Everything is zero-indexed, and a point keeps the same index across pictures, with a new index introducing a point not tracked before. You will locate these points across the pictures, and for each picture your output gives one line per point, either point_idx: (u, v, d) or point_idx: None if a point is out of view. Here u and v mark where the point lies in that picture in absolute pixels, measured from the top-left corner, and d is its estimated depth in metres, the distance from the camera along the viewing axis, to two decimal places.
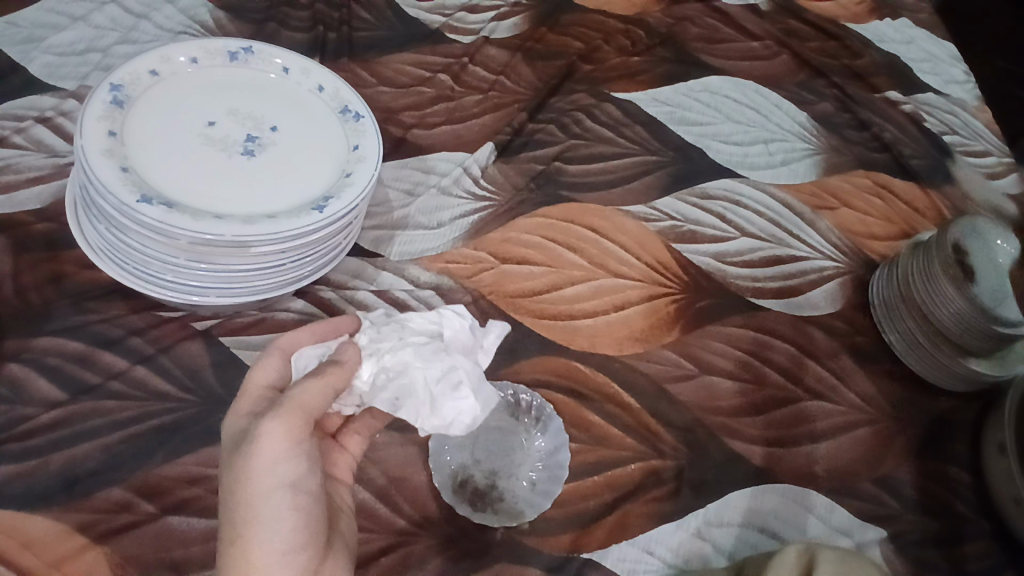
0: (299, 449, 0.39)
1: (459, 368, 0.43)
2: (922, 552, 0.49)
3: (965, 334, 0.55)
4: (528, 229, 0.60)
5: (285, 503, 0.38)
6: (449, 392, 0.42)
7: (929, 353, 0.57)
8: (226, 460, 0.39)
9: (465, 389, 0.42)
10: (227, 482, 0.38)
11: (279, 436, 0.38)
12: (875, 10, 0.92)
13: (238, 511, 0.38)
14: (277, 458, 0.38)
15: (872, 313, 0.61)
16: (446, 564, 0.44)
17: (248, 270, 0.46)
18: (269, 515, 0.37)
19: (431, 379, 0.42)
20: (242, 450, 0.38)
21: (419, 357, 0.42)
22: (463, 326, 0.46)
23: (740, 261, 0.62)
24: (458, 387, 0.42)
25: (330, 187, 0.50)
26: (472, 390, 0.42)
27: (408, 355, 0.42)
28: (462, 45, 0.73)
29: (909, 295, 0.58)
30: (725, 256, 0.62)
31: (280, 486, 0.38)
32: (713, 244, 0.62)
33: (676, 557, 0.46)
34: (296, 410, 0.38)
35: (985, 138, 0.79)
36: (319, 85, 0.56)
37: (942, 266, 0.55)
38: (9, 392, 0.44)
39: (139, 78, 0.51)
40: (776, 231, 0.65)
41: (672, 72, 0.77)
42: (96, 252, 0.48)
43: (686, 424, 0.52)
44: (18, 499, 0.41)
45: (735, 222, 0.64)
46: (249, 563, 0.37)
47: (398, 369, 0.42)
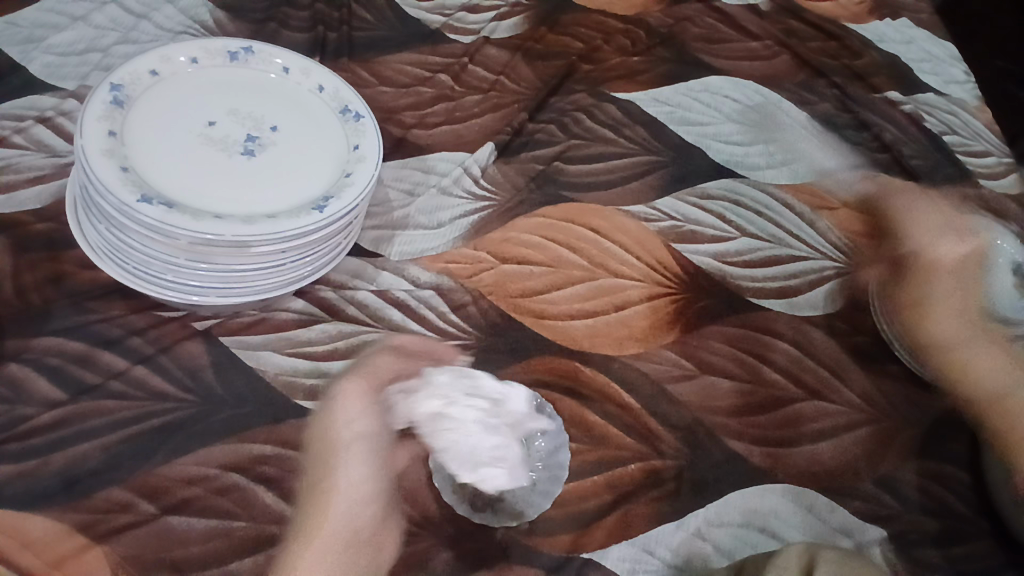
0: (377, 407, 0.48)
1: (511, 443, 0.47)
2: (926, 553, 0.49)
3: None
4: (528, 229, 0.60)
5: (363, 451, 0.45)
6: (490, 462, 0.46)
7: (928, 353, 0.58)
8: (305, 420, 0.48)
9: (505, 465, 0.46)
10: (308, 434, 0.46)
11: (358, 393, 0.48)
12: (875, 10, 0.92)
13: (321, 457, 0.45)
14: (357, 411, 0.47)
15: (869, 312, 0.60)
16: (446, 565, 0.43)
17: (248, 270, 0.46)
18: (351, 457, 0.45)
19: (481, 446, 0.47)
20: (325, 405, 0.47)
21: (479, 422, 0.47)
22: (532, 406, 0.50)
23: (736, 265, 0.62)
24: (501, 460, 0.47)
25: (330, 187, 0.50)
26: (513, 466, 0.47)
27: (465, 416, 0.48)
28: (462, 45, 0.73)
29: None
30: (722, 258, 0.62)
31: (358, 435, 0.46)
32: (712, 247, 0.62)
33: (676, 557, 0.46)
34: (370, 375, 0.49)
35: (985, 138, 0.80)
36: (319, 85, 0.56)
37: None
38: (9, 392, 0.44)
39: (139, 78, 0.51)
40: (775, 233, 0.65)
41: (672, 72, 0.77)
42: (96, 252, 0.48)
43: (686, 424, 0.52)
44: (18, 499, 0.41)
45: (735, 225, 0.64)
46: (329, 500, 0.43)
47: (454, 422, 0.47)
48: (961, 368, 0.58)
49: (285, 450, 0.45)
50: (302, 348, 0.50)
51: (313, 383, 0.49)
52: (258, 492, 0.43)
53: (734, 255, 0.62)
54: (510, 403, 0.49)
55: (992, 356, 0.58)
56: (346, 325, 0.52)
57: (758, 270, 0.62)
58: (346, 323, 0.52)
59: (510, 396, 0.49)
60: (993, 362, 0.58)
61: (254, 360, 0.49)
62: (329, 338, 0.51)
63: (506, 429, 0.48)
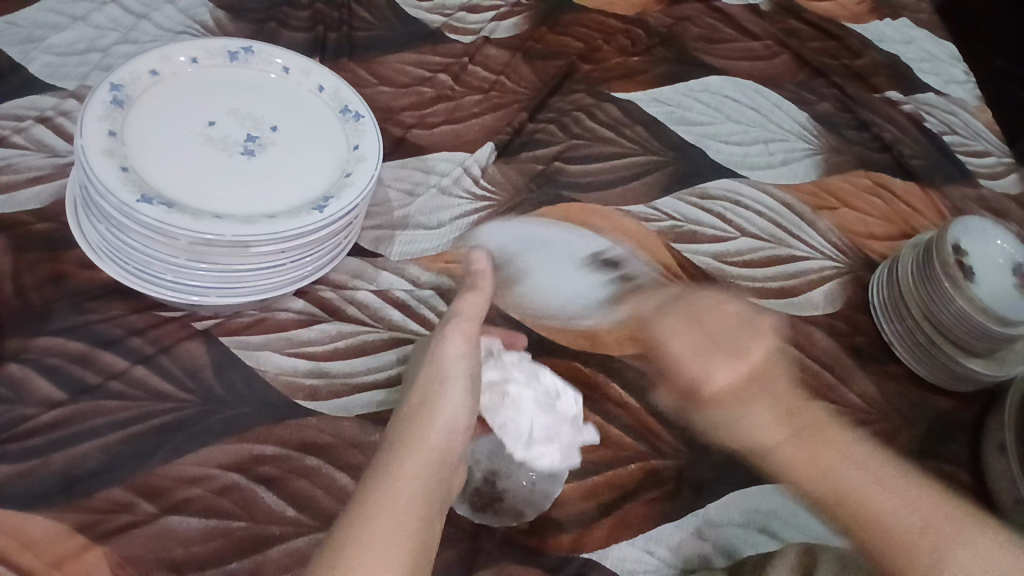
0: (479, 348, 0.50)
1: (564, 427, 0.48)
2: None
3: (965, 335, 0.56)
4: (528, 229, 0.60)
5: (463, 387, 0.47)
6: (543, 441, 0.47)
7: (929, 353, 0.57)
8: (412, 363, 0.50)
9: (557, 445, 0.48)
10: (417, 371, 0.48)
11: (466, 328, 0.50)
12: (875, 10, 0.92)
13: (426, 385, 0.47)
14: (460, 349, 0.49)
15: (871, 317, 0.60)
16: (445, 565, 0.43)
17: (248, 270, 0.46)
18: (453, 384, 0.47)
19: (534, 425, 0.48)
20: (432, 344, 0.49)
21: (536, 403, 0.49)
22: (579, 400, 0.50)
23: (649, 287, 0.58)
24: (553, 441, 0.48)
25: (330, 187, 0.50)
26: (564, 447, 0.48)
27: (525, 395, 0.49)
28: (462, 45, 0.73)
29: (908, 296, 0.58)
30: (578, 296, 0.56)
31: (462, 373, 0.47)
32: (557, 282, 0.57)
33: (676, 557, 0.46)
34: (474, 315, 0.51)
35: (985, 138, 0.80)
36: (320, 85, 0.56)
37: (942, 267, 0.56)
38: (9, 392, 0.44)
39: (139, 78, 0.51)
40: (613, 247, 0.60)
41: (672, 72, 0.77)
42: (96, 252, 0.48)
43: (686, 425, 0.52)
44: (18, 499, 0.41)
45: (574, 247, 0.59)
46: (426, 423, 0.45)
47: (512, 401, 0.48)
48: (795, 454, 0.50)
49: (285, 450, 0.45)
50: (302, 348, 0.50)
51: (314, 382, 0.49)
52: (258, 492, 0.44)
53: (591, 283, 0.57)
54: (563, 393, 0.50)
55: (830, 452, 0.49)
56: (346, 325, 0.52)
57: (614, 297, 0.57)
58: (346, 323, 0.52)
59: (564, 386, 0.50)
60: (815, 458, 0.49)
61: (254, 360, 0.49)
62: (329, 337, 0.51)
63: (558, 414, 0.49)
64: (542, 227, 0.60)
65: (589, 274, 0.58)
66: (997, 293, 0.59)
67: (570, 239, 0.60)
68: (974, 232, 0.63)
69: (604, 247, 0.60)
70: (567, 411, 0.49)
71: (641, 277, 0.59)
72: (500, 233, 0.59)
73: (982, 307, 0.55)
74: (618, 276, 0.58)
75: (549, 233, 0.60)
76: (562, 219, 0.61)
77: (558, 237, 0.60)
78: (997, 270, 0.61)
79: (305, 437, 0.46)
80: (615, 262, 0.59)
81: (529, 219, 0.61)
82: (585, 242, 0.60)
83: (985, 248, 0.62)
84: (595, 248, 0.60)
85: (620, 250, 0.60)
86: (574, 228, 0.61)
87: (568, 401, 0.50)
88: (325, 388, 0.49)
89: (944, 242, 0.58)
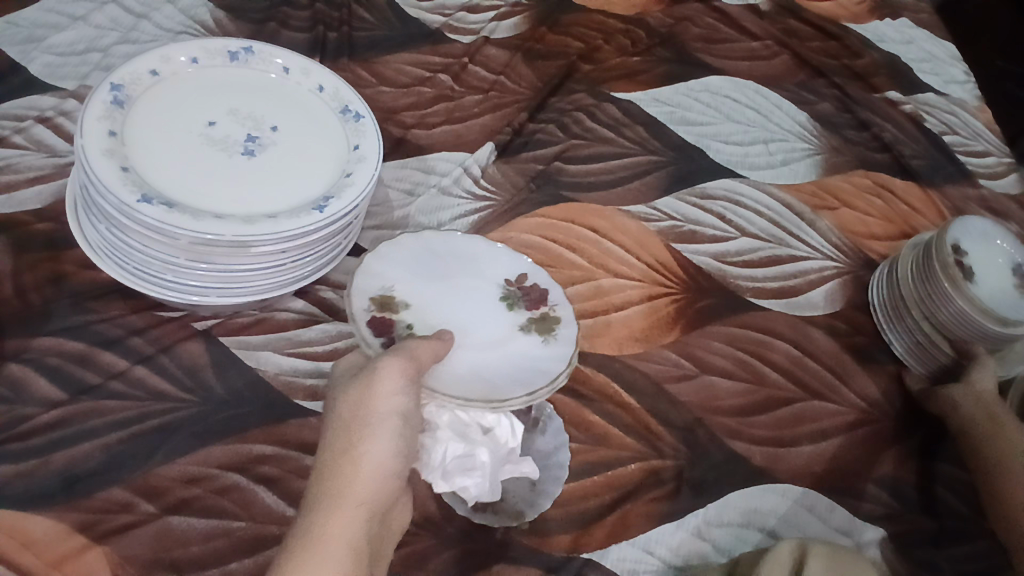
0: (416, 390, 0.39)
1: (486, 456, 0.42)
2: (924, 553, 0.49)
3: (966, 336, 0.55)
4: (529, 229, 0.60)
5: (399, 427, 0.38)
6: (462, 472, 0.42)
7: (920, 347, 0.57)
8: (337, 394, 0.39)
9: (479, 474, 0.43)
10: (342, 411, 0.38)
11: (398, 372, 0.38)
12: (875, 10, 0.92)
13: (351, 425, 0.37)
14: (394, 389, 0.38)
15: (873, 313, 0.61)
16: (446, 563, 0.43)
17: (248, 269, 0.46)
18: (381, 433, 0.37)
19: (449, 455, 0.42)
20: (361, 380, 0.38)
21: (460, 437, 0.42)
22: (518, 428, 0.44)
23: (568, 340, 0.46)
24: (474, 471, 0.43)
25: (331, 187, 0.50)
26: (487, 476, 0.43)
27: (444, 421, 0.42)
28: (462, 45, 0.73)
29: (903, 288, 0.58)
30: (505, 354, 0.45)
31: (394, 413, 0.38)
32: (479, 339, 0.46)
33: (676, 557, 0.46)
34: (414, 355, 0.40)
35: (985, 138, 0.80)
36: (320, 85, 0.56)
37: (941, 267, 0.55)
38: (9, 393, 0.44)
39: (139, 78, 0.50)
40: (534, 273, 0.50)
41: (672, 72, 0.77)
42: (95, 251, 0.48)
43: (686, 424, 0.52)
44: (17, 499, 0.41)
45: (482, 271, 0.49)
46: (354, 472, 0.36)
47: (430, 425, 0.42)
48: (1004, 454, 0.51)
49: (285, 450, 0.46)
50: (302, 348, 0.50)
51: (314, 382, 0.49)
52: (259, 492, 0.44)
53: (509, 323, 0.47)
54: (495, 420, 0.43)
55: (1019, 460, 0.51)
56: (346, 325, 0.52)
57: (539, 346, 0.46)
58: (346, 323, 0.52)
59: (501, 416, 0.43)
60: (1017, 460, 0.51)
61: (254, 360, 0.49)
62: (330, 338, 0.51)
63: (484, 440, 0.43)
64: (433, 250, 0.49)
65: (508, 312, 0.47)
66: (987, 288, 0.59)
67: (472, 264, 0.50)
68: (969, 226, 0.62)
69: (520, 270, 0.50)
70: (497, 436, 0.43)
71: (561, 309, 0.48)
72: (378, 259, 0.47)
73: (983, 308, 0.54)
74: (543, 313, 0.47)
75: (443, 262, 0.49)
76: (447, 234, 0.50)
77: (454, 265, 0.49)
78: (987, 264, 0.61)
79: (306, 437, 0.46)
80: (539, 291, 0.48)
81: (417, 235, 0.49)
82: (498, 265, 0.50)
83: (977, 241, 0.62)
84: (510, 271, 0.50)
85: (540, 276, 0.49)
86: (470, 249, 0.50)
87: (503, 431, 0.43)
88: (325, 387, 0.49)
89: (944, 241, 0.56)
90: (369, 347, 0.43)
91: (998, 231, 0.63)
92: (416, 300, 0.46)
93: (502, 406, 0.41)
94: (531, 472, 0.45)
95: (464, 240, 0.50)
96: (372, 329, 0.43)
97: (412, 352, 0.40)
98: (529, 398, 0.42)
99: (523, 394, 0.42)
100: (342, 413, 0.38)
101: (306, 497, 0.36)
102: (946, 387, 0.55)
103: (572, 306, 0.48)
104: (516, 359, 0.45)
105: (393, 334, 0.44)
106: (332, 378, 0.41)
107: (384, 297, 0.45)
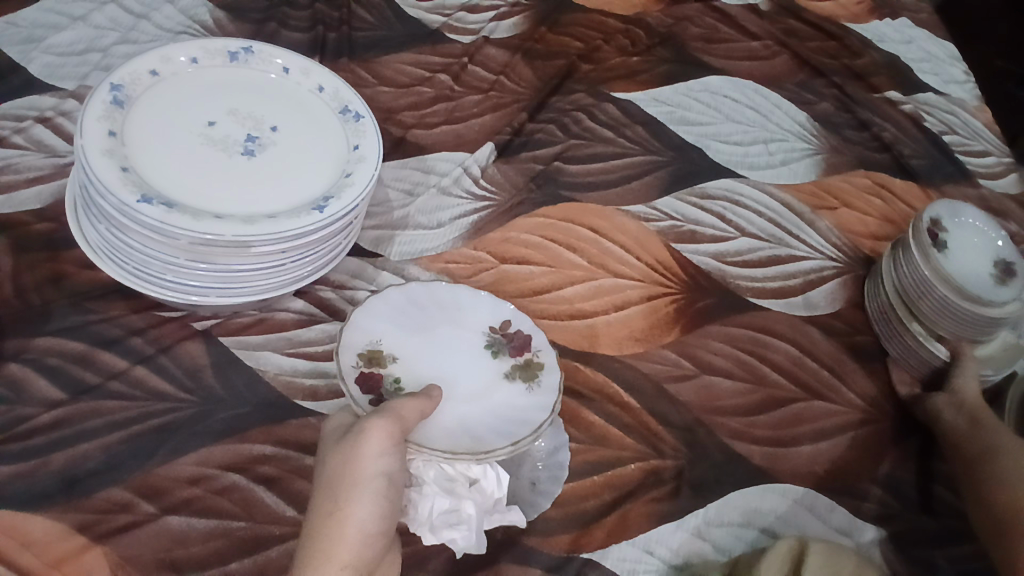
0: (402, 451, 0.40)
1: (473, 508, 0.42)
2: (923, 552, 0.49)
3: (942, 318, 0.54)
4: (529, 229, 0.60)
5: (383, 489, 0.38)
6: (449, 525, 0.42)
7: (898, 335, 0.57)
8: (327, 454, 0.39)
9: (466, 527, 0.42)
10: (330, 472, 0.38)
11: (385, 434, 0.39)
12: (875, 10, 0.92)
13: (339, 486, 0.38)
14: (379, 450, 0.38)
15: (864, 308, 0.61)
16: (446, 563, 0.43)
17: (247, 271, 0.46)
18: (368, 492, 0.38)
19: (436, 509, 0.41)
20: (348, 440, 0.39)
21: (444, 491, 0.41)
22: (505, 479, 0.43)
23: (555, 386, 0.46)
24: (461, 524, 0.42)
25: (331, 187, 0.50)
26: (475, 528, 0.42)
27: (429, 475, 0.41)
28: (462, 45, 0.73)
29: (886, 277, 0.59)
30: (490, 406, 0.45)
31: (379, 474, 0.38)
32: (465, 391, 0.46)
33: (676, 557, 0.46)
34: (400, 415, 0.40)
35: (985, 138, 0.80)
36: (320, 85, 0.56)
37: (919, 256, 0.55)
38: (9, 393, 0.44)
39: (139, 77, 0.50)
40: (518, 318, 0.49)
41: (672, 72, 0.77)
42: (95, 252, 0.47)
43: (686, 424, 0.52)
44: (17, 499, 0.41)
45: (467, 321, 0.49)
46: (340, 533, 0.37)
47: (416, 480, 0.42)
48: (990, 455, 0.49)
49: (284, 449, 0.46)
50: (302, 348, 0.50)
51: (314, 382, 0.49)
52: (258, 492, 0.44)
53: (493, 371, 0.47)
54: (481, 471, 0.42)
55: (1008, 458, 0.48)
56: None
57: (524, 394, 0.46)
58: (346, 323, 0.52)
59: (485, 468, 0.43)
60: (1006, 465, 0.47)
61: (254, 359, 0.49)
62: (329, 338, 0.51)
63: (470, 492, 0.42)
64: (419, 301, 0.49)
65: (492, 359, 0.47)
66: (973, 281, 0.59)
67: (457, 314, 0.49)
68: (959, 222, 0.62)
69: (503, 317, 0.49)
70: (483, 488, 0.42)
71: (545, 354, 0.47)
72: (365, 314, 0.47)
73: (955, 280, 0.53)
74: (527, 359, 0.47)
75: (430, 314, 0.49)
76: (430, 284, 0.50)
77: (440, 316, 0.49)
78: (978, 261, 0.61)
79: (305, 437, 0.46)
80: (522, 336, 0.48)
81: (402, 286, 0.49)
82: (481, 313, 0.49)
83: (972, 238, 0.62)
84: (494, 318, 0.49)
85: (524, 321, 0.49)
86: (454, 297, 0.50)
87: (489, 482, 0.43)
88: (325, 388, 0.49)
89: (921, 232, 0.57)
90: (359, 406, 0.42)
91: (998, 233, 0.63)
92: (403, 353, 0.46)
93: (486, 457, 0.41)
94: (520, 519, 0.44)
95: (448, 289, 0.50)
96: (360, 386, 0.43)
97: (396, 412, 0.40)
98: (513, 448, 0.42)
99: (507, 444, 0.42)
100: (330, 473, 0.38)
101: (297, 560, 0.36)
102: (932, 396, 0.54)
103: (555, 351, 0.48)
104: (501, 410, 0.45)
105: (380, 390, 0.44)
106: (322, 438, 0.41)
107: (371, 351, 0.45)
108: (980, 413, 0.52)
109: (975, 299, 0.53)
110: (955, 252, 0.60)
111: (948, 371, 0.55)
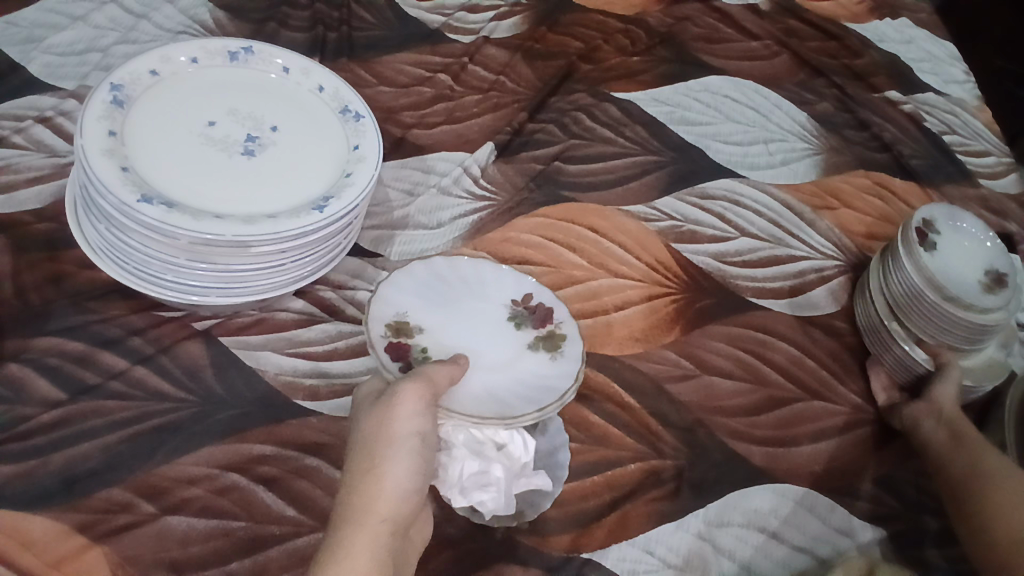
0: (434, 412, 0.40)
1: (501, 472, 0.43)
2: (924, 552, 0.49)
3: (918, 315, 0.54)
4: (528, 229, 0.60)
5: (418, 447, 0.39)
6: (478, 487, 0.43)
7: (879, 335, 0.57)
8: (363, 414, 0.40)
9: (495, 489, 0.43)
10: (366, 431, 0.39)
11: (417, 396, 0.39)
12: (875, 9, 0.92)
13: (375, 445, 0.39)
14: (411, 412, 0.39)
15: (853, 314, 0.61)
16: (446, 563, 0.43)
17: (249, 270, 0.46)
18: (403, 455, 0.39)
19: (466, 471, 0.43)
20: (382, 403, 0.39)
21: (473, 452, 0.43)
22: (531, 444, 0.45)
23: (578, 356, 0.46)
24: (490, 486, 0.43)
25: (331, 187, 0.50)
26: (503, 491, 0.43)
27: (459, 439, 0.43)
28: (462, 45, 0.73)
29: (875, 287, 0.58)
30: (518, 372, 0.45)
31: (413, 434, 0.39)
32: (492, 359, 0.46)
33: (676, 557, 0.46)
34: (431, 378, 0.40)
35: (985, 138, 0.80)
36: (319, 85, 0.56)
37: (910, 263, 0.55)
38: (9, 392, 0.44)
39: (138, 78, 0.50)
40: (540, 291, 0.50)
41: (672, 72, 0.77)
42: (96, 252, 0.47)
43: (686, 425, 0.52)
44: (17, 499, 0.41)
45: (490, 293, 0.50)
46: (377, 489, 0.38)
47: (446, 444, 0.43)
48: (981, 473, 0.49)
49: (284, 449, 0.46)
50: (301, 348, 0.50)
51: (314, 382, 0.49)
52: (258, 492, 0.44)
53: (518, 341, 0.47)
54: (508, 436, 0.44)
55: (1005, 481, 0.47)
56: (346, 325, 0.52)
57: (547, 363, 0.46)
58: (346, 323, 0.52)
59: (512, 433, 0.44)
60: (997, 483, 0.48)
61: (254, 360, 0.49)
62: (329, 338, 0.51)
63: (498, 457, 0.43)
64: (442, 277, 0.49)
65: (516, 331, 0.48)
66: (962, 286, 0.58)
67: (478, 288, 0.50)
68: (954, 225, 0.62)
69: (525, 290, 0.50)
70: (510, 452, 0.44)
71: (567, 326, 0.48)
72: (391, 288, 0.47)
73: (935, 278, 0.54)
74: (549, 330, 0.48)
75: (452, 287, 0.49)
76: (454, 259, 0.50)
77: (463, 288, 0.49)
78: (973, 271, 0.60)
79: (305, 437, 0.46)
80: (544, 309, 0.49)
81: (425, 261, 0.49)
82: (503, 286, 0.50)
83: (968, 247, 0.61)
84: (516, 292, 0.50)
85: (545, 294, 0.50)
86: (478, 270, 0.50)
87: (516, 448, 0.44)
88: (325, 388, 0.49)
89: (909, 239, 0.56)
90: (388, 370, 0.43)
91: (998, 248, 0.62)
92: (430, 324, 0.47)
93: (514, 422, 0.42)
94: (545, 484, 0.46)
95: (471, 263, 0.50)
96: (389, 354, 0.44)
97: (428, 376, 0.40)
98: (540, 414, 0.42)
99: (534, 410, 0.42)
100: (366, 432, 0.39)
101: (337, 511, 0.38)
102: (908, 406, 0.54)
103: (577, 323, 0.49)
104: (527, 377, 0.45)
105: (409, 358, 0.44)
106: (358, 399, 0.42)
107: (398, 322, 0.46)
108: (961, 428, 0.51)
109: (954, 301, 0.53)
110: (946, 256, 0.60)
111: (929, 378, 0.54)
